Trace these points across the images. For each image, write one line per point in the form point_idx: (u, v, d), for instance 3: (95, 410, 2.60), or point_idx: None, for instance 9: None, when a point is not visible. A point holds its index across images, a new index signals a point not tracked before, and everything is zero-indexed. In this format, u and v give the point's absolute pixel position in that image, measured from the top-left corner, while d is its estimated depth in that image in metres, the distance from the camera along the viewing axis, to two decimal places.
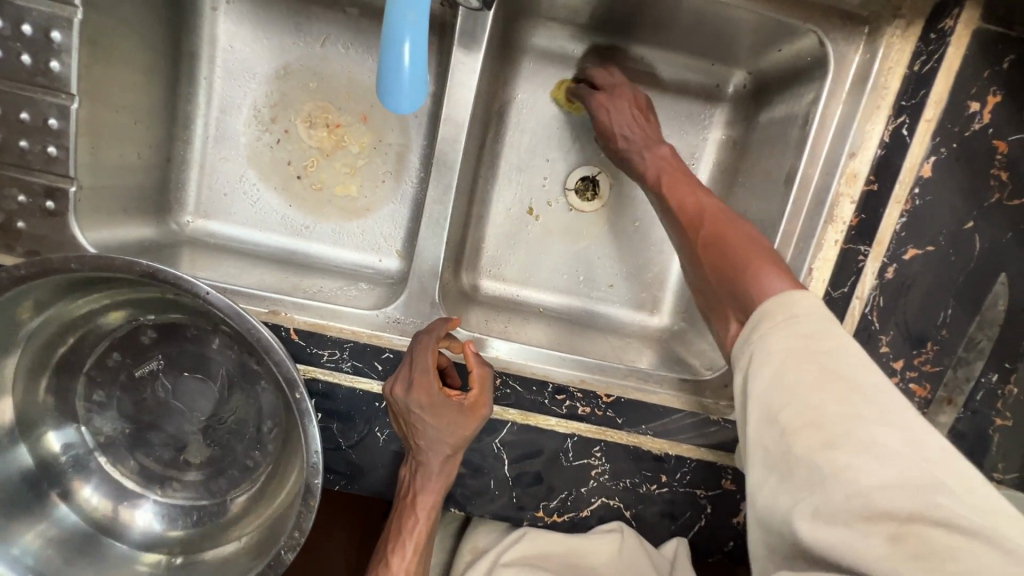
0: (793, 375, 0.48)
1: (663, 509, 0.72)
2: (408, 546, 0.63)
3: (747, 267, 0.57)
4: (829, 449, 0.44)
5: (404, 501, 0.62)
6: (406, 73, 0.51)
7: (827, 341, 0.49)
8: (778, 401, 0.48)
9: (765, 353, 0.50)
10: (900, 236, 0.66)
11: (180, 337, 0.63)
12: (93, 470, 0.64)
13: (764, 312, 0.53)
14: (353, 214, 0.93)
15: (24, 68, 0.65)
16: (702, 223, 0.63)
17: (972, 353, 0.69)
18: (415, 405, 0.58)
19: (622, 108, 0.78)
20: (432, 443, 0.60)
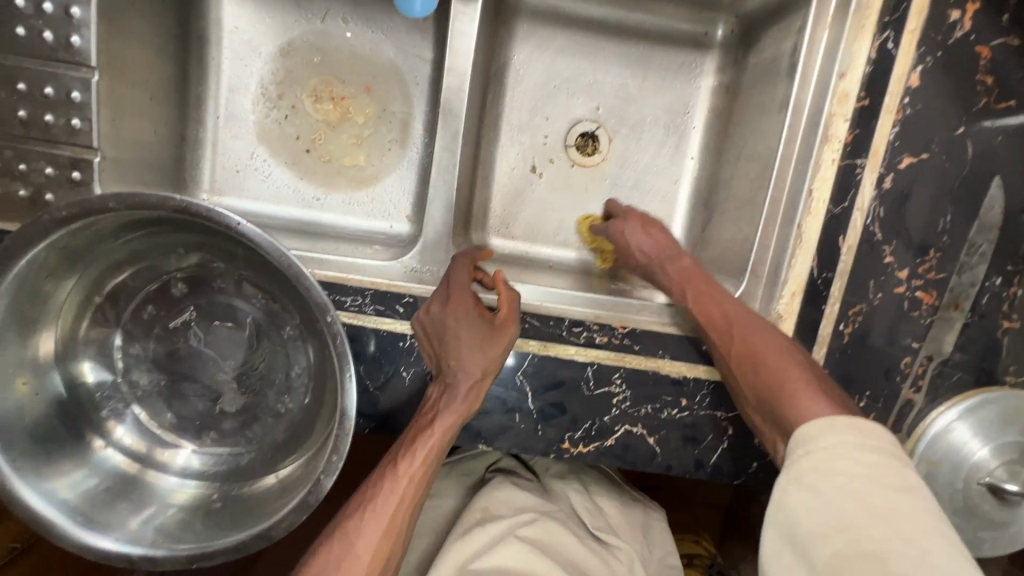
0: (849, 482, 0.51)
1: (686, 434, 0.74)
2: (417, 458, 0.62)
3: (781, 384, 0.61)
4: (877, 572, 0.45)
5: (425, 418, 0.63)
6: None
7: (890, 475, 0.51)
8: (831, 513, 0.50)
9: (817, 464, 0.53)
10: (895, 145, 0.69)
11: (208, 288, 0.66)
12: (129, 418, 0.66)
13: (813, 428, 0.56)
14: (363, 183, 0.96)
15: (46, 44, 0.68)
16: (733, 338, 0.67)
17: (975, 258, 0.70)
18: (449, 309, 0.64)
19: (632, 224, 0.80)
20: (461, 354, 0.63)
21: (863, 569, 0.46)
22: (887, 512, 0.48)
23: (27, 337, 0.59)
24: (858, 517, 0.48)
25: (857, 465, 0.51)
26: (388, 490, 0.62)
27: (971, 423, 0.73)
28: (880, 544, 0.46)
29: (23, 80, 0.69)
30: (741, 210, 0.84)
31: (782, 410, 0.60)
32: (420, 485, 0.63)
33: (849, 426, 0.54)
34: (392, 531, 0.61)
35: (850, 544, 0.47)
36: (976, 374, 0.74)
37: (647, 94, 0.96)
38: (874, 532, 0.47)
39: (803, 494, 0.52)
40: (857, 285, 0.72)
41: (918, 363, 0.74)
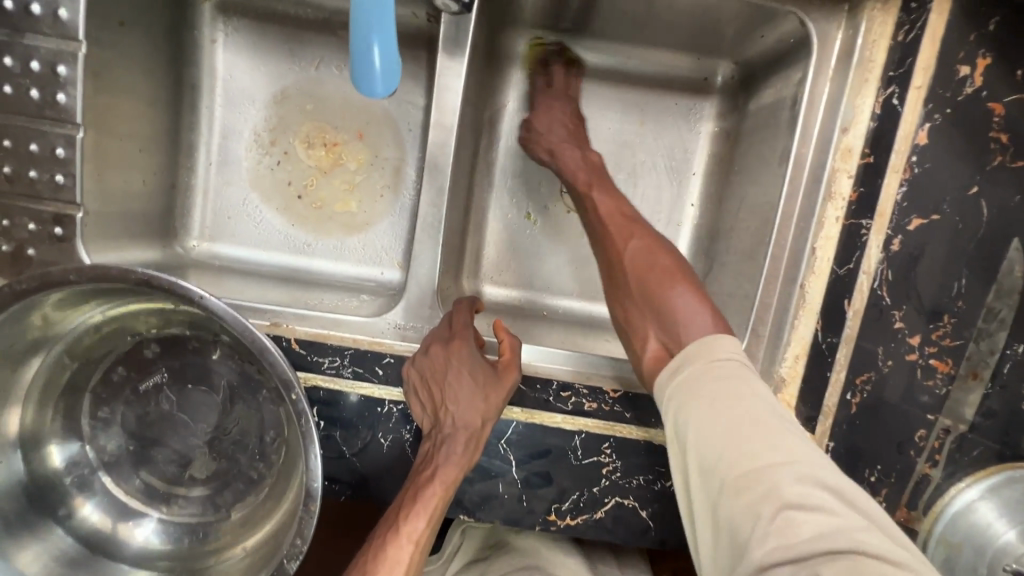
0: (712, 405, 0.53)
1: (681, 508, 0.69)
2: (420, 522, 0.56)
3: (668, 286, 0.65)
4: (757, 490, 0.47)
5: (420, 481, 0.58)
6: (378, 69, 0.56)
7: (747, 384, 0.54)
8: (710, 436, 0.52)
9: (692, 391, 0.56)
10: (902, 206, 0.64)
11: (181, 349, 0.64)
12: (96, 486, 0.64)
13: (692, 350, 0.59)
14: (354, 229, 0.95)
15: (32, 101, 0.68)
16: (618, 251, 0.70)
17: (993, 324, 0.65)
18: (448, 353, 0.64)
19: (557, 108, 0.87)
20: (461, 398, 0.61)
21: (749, 489, 0.48)
22: (756, 425, 0.51)
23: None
24: (735, 436, 0.51)
25: (720, 384, 0.55)
26: (388, 568, 0.55)
27: (995, 502, 0.67)
28: (758, 453, 0.49)
29: (9, 137, 0.69)
30: (743, 263, 0.81)
31: (655, 306, 0.65)
32: (417, 557, 0.56)
33: (721, 343, 0.58)
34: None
35: (736, 465, 0.49)
36: (998, 448, 0.68)
37: (645, 139, 0.93)
38: (747, 447, 0.50)
39: (689, 430, 0.53)
40: (866, 351, 0.67)
41: (934, 435, 0.68)
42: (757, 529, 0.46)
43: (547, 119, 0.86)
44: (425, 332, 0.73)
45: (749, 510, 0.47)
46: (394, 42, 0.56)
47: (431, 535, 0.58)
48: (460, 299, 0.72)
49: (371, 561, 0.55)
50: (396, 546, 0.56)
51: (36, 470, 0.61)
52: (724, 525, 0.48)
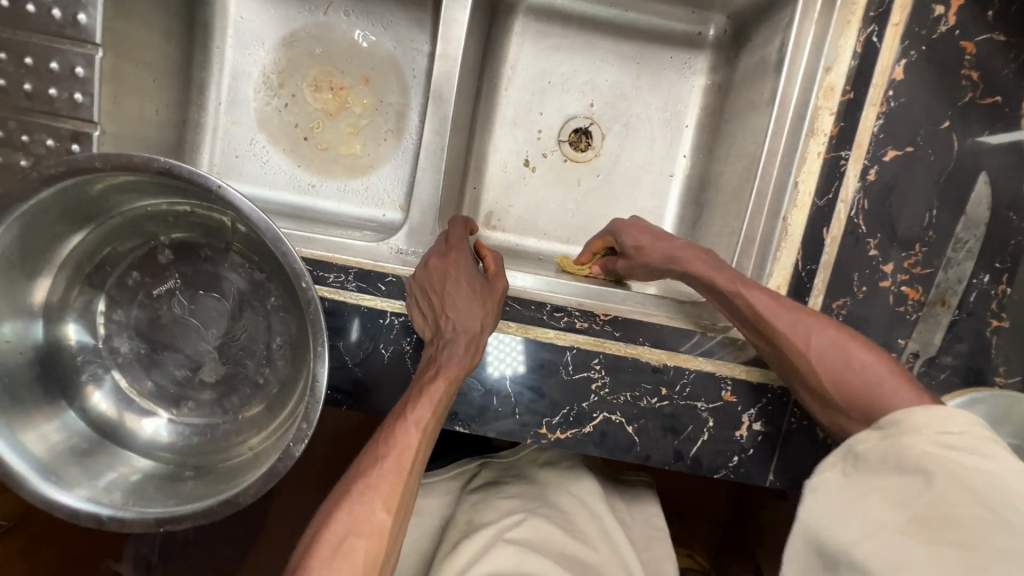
0: (924, 454, 0.54)
1: (666, 424, 0.73)
2: (426, 410, 0.61)
3: (882, 392, 0.60)
4: (936, 536, 0.49)
5: (426, 377, 0.62)
6: None
7: (987, 450, 0.52)
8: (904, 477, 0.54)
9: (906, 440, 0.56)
10: (879, 137, 0.69)
11: (194, 257, 0.67)
12: (108, 382, 0.67)
13: (909, 419, 0.56)
14: (358, 171, 0.98)
15: (54, 21, 0.71)
16: (802, 347, 0.63)
17: (962, 254, 0.70)
18: (446, 264, 0.68)
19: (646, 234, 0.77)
20: (459, 305, 0.65)
21: (938, 536, 0.49)
22: (968, 482, 0.50)
23: (17, 285, 0.60)
24: (941, 489, 0.51)
25: (940, 442, 0.54)
26: (399, 452, 0.59)
27: None
28: (957, 503, 0.49)
29: (30, 55, 0.72)
30: (730, 204, 0.84)
31: (867, 406, 0.60)
32: (423, 444, 0.60)
33: (950, 417, 0.55)
34: (404, 492, 0.58)
35: (928, 515, 0.51)
36: (964, 372, 0.72)
37: (642, 91, 0.97)
38: (938, 495, 0.51)
39: (878, 476, 0.56)
40: (842, 278, 0.72)
41: (905, 360, 0.72)
42: (922, 569, 0.47)
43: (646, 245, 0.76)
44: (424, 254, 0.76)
45: (919, 551, 0.49)
46: None
47: (437, 424, 0.62)
48: (454, 220, 0.75)
49: (381, 447, 0.59)
50: (404, 433, 0.60)
51: (54, 359, 0.64)
52: (874, 553, 0.51)
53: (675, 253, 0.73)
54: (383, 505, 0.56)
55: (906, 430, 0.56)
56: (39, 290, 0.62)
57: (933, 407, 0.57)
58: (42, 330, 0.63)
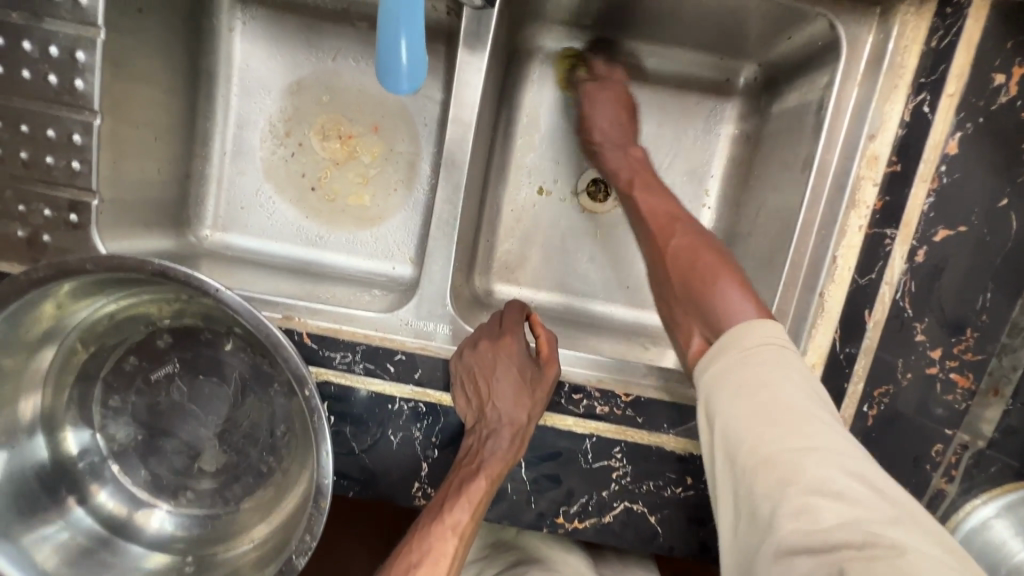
0: (746, 400, 0.52)
1: (690, 515, 0.68)
2: (465, 514, 0.57)
3: (710, 282, 0.63)
4: (789, 480, 0.47)
5: (466, 470, 0.60)
6: (404, 67, 0.56)
7: (762, 374, 0.53)
8: (742, 424, 0.52)
9: (733, 381, 0.55)
10: (929, 216, 0.63)
11: (194, 341, 0.63)
12: (106, 474, 0.64)
13: (727, 339, 0.58)
14: (366, 223, 0.94)
15: (50, 87, 0.68)
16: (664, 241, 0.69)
17: (1018, 339, 0.64)
18: (498, 349, 0.65)
19: (607, 98, 0.85)
20: (504, 400, 0.62)
21: (765, 475, 0.49)
22: (763, 409, 0.51)
23: (7, 397, 0.58)
24: (740, 434, 0.51)
25: (739, 380, 0.54)
26: (433, 560, 0.55)
27: (1010, 521, 0.65)
28: (765, 444, 0.50)
29: (26, 122, 0.69)
30: (759, 270, 0.79)
31: (695, 301, 0.63)
32: (459, 551, 0.57)
33: (758, 330, 0.57)
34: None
35: (746, 462, 0.50)
36: (1017, 467, 0.67)
37: (666, 140, 0.92)
38: (766, 432, 0.50)
39: (722, 414, 0.53)
40: (885, 362, 0.66)
41: (952, 451, 0.67)
42: (777, 521, 0.46)
43: (601, 111, 0.85)
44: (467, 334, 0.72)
45: (771, 495, 0.47)
46: (422, 39, 0.56)
47: (472, 531, 0.58)
48: (510, 305, 0.69)
49: (415, 553, 0.56)
50: (440, 537, 0.56)
51: (51, 452, 0.61)
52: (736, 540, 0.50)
53: (612, 122, 0.85)
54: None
55: (714, 360, 0.58)
56: (30, 402, 0.60)
57: (753, 321, 0.58)
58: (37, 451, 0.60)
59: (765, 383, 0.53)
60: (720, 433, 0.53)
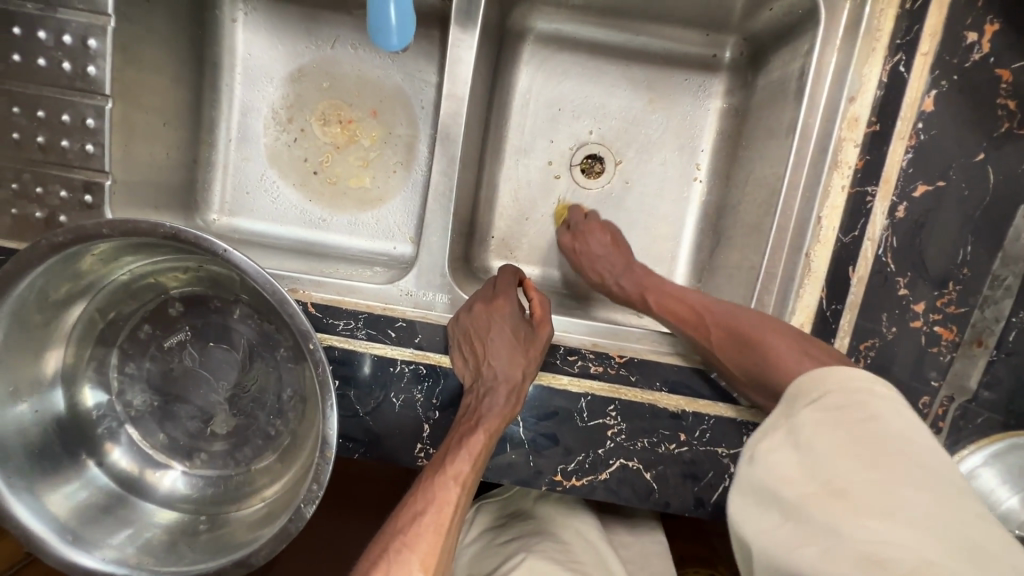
0: (827, 429, 0.52)
1: (684, 470, 0.70)
2: (466, 465, 0.59)
3: (777, 362, 0.62)
4: (849, 501, 0.47)
5: (467, 426, 0.62)
6: (394, 26, 0.68)
7: (858, 410, 0.52)
8: (815, 445, 0.52)
9: (819, 414, 0.54)
10: (908, 172, 0.65)
11: (204, 310, 0.67)
12: (124, 437, 0.67)
13: (790, 397, 0.58)
14: (367, 204, 0.96)
15: (64, 73, 0.71)
16: (708, 326, 0.69)
17: (999, 291, 0.66)
18: (492, 310, 0.67)
19: (598, 237, 0.83)
20: (499, 357, 0.64)
21: (829, 497, 0.48)
22: (849, 434, 0.51)
23: (30, 361, 0.61)
24: (821, 458, 0.51)
25: (835, 409, 0.53)
26: (437, 508, 0.57)
27: (999, 469, 0.67)
28: (833, 468, 0.49)
29: (43, 108, 0.72)
30: (750, 235, 0.81)
31: (766, 370, 0.63)
32: (463, 499, 0.59)
33: (834, 374, 0.56)
34: (442, 552, 0.55)
35: (813, 484, 0.50)
36: (1004, 418, 0.68)
37: (657, 116, 0.94)
38: (840, 457, 0.50)
39: (805, 435, 0.53)
40: (870, 317, 0.68)
41: (939, 403, 0.69)
42: (841, 530, 0.45)
43: (593, 249, 0.83)
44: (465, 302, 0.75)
45: (830, 513, 0.47)
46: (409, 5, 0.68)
47: (473, 482, 0.60)
48: (502, 272, 0.73)
49: (419, 502, 0.57)
50: (443, 487, 0.58)
51: (71, 414, 0.65)
52: (779, 537, 0.50)
53: (614, 266, 0.81)
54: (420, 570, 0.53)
55: (792, 402, 0.57)
56: (49, 360, 0.63)
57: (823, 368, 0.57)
58: (56, 401, 0.64)
59: (862, 413, 0.52)
60: (796, 451, 0.53)
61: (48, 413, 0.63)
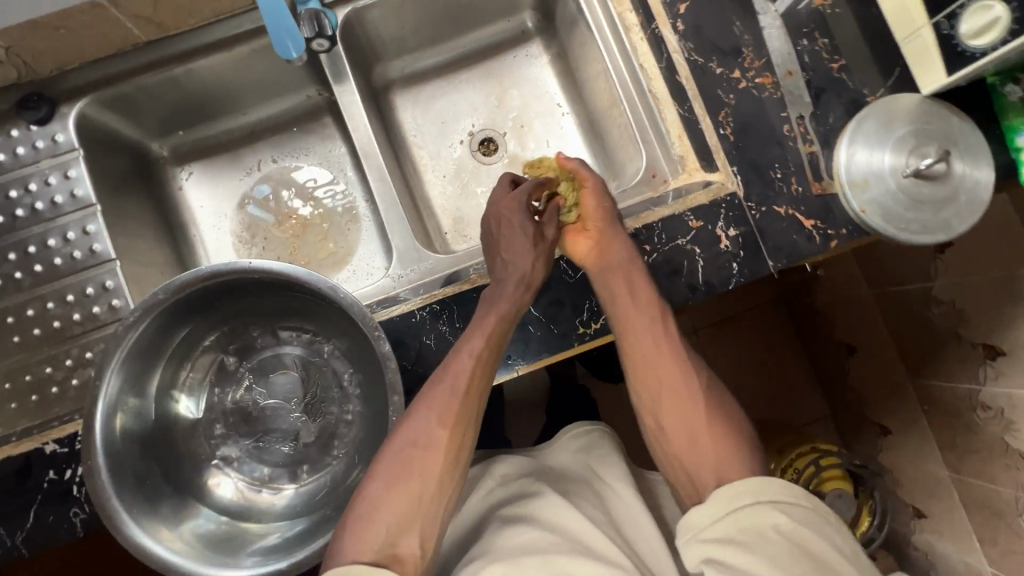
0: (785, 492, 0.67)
1: (665, 270, 0.87)
2: (478, 342, 0.75)
3: (673, 367, 0.80)
4: (807, 541, 0.62)
5: (481, 313, 0.78)
6: (288, 42, 0.93)
7: (759, 482, 0.68)
8: (775, 495, 0.66)
9: (736, 512, 0.66)
10: (667, 2, 0.94)
11: (254, 352, 0.85)
12: (230, 481, 0.80)
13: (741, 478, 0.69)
14: (341, 264, 1.13)
15: (77, 260, 0.91)
16: (641, 328, 0.81)
17: (774, 38, 0.91)
18: (506, 212, 0.86)
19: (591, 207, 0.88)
20: (516, 247, 0.83)
21: (779, 514, 0.65)
22: (822, 558, 0.61)
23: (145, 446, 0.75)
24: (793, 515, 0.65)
25: (794, 518, 0.64)
26: (454, 376, 0.73)
27: (865, 143, 0.86)
28: (789, 510, 0.65)
29: (71, 292, 0.90)
30: (614, 113, 1.04)
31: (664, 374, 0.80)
32: (482, 372, 0.74)
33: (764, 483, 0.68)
34: (456, 412, 0.71)
35: (776, 521, 0.64)
36: (844, 109, 0.90)
37: (512, 88, 1.20)
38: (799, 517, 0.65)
39: (771, 493, 0.67)
40: (711, 98, 0.91)
41: (796, 124, 0.90)
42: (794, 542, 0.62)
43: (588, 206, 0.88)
44: (436, 257, 0.92)
45: (787, 536, 0.63)
46: (290, 19, 0.91)
47: (488, 361, 0.75)
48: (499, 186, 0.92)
49: (443, 371, 0.73)
50: (460, 361, 0.74)
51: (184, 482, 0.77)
52: (757, 528, 0.64)
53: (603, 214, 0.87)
54: (438, 423, 0.70)
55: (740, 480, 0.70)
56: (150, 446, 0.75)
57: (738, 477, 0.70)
58: (158, 440, 0.77)
59: (762, 498, 0.66)
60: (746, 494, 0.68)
61: (158, 433, 0.77)
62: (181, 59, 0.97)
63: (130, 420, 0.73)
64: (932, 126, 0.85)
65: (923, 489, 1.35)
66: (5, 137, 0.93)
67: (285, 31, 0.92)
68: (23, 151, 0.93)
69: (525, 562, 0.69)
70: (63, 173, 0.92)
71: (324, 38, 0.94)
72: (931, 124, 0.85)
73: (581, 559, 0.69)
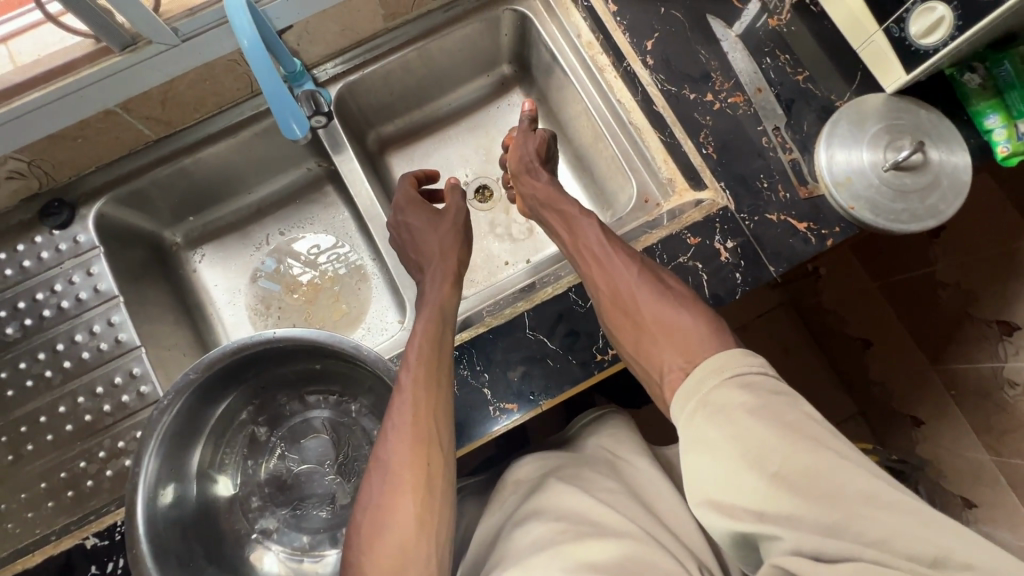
0: (782, 405, 0.63)
1: None
2: (419, 349, 0.77)
3: (636, 296, 0.82)
4: (812, 447, 0.58)
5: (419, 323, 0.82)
6: (290, 115, 0.84)
7: (741, 378, 0.67)
8: (767, 404, 0.63)
9: (722, 417, 0.63)
10: (635, 41, 1.01)
11: (284, 421, 0.88)
12: (273, 552, 0.81)
13: (718, 368, 0.69)
14: (355, 323, 1.16)
15: (105, 351, 0.94)
16: (595, 268, 0.85)
17: (739, 60, 0.98)
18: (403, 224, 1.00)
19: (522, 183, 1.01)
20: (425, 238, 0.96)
21: (777, 421, 0.61)
22: (794, 427, 0.60)
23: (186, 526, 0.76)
24: (789, 421, 0.61)
25: (761, 393, 0.64)
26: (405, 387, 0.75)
27: (841, 144, 0.90)
28: (787, 419, 0.61)
29: (100, 384, 0.92)
30: (598, 147, 1.10)
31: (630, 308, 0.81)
32: (432, 375, 0.76)
33: (736, 363, 0.69)
34: (417, 419, 0.72)
35: (773, 432, 0.60)
36: (817, 115, 0.94)
37: (500, 137, 1.27)
38: (796, 423, 0.60)
39: (761, 399, 0.64)
40: (690, 123, 0.96)
41: (774, 135, 0.94)
42: (803, 454, 0.57)
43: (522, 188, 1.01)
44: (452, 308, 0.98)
45: (789, 447, 0.58)
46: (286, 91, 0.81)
47: (436, 364, 0.77)
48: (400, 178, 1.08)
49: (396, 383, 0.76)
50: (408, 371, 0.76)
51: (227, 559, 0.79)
52: (753, 441, 0.60)
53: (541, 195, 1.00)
54: (405, 440, 0.71)
55: (719, 372, 0.69)
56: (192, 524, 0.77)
57: (714, 366, 0.70)
58: (197, 519, 0.78)
59: (751, 401, 0.63)
60: (735, 402, 0.64)
61: (199, 510, 0.79)
62: (190, 150, 1.03)
63: (172, 499, 0.75)
64: (902, 121, 0.89)
65: (969, 478, 1.29)
66: (28, 245, 0.98)
67: (278, 99, 0.81)
68: (46, 255, 0.97)
69: (533, 562, 0.68)
70: (86, 270, 0.97)
71: (320, 114, 0.99)
72: (900, 119, 0.89)
73: (592, 542, 0.69)
